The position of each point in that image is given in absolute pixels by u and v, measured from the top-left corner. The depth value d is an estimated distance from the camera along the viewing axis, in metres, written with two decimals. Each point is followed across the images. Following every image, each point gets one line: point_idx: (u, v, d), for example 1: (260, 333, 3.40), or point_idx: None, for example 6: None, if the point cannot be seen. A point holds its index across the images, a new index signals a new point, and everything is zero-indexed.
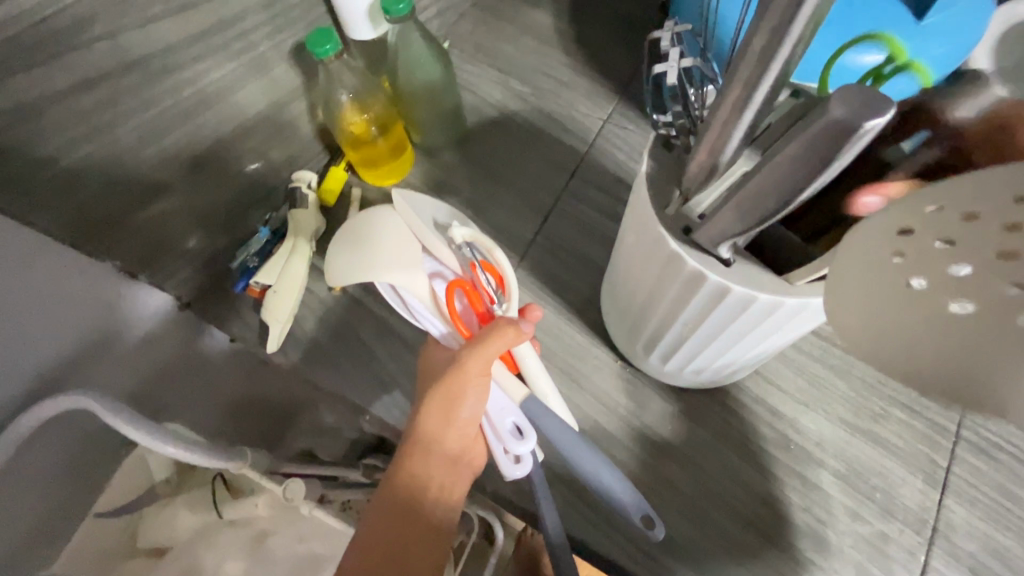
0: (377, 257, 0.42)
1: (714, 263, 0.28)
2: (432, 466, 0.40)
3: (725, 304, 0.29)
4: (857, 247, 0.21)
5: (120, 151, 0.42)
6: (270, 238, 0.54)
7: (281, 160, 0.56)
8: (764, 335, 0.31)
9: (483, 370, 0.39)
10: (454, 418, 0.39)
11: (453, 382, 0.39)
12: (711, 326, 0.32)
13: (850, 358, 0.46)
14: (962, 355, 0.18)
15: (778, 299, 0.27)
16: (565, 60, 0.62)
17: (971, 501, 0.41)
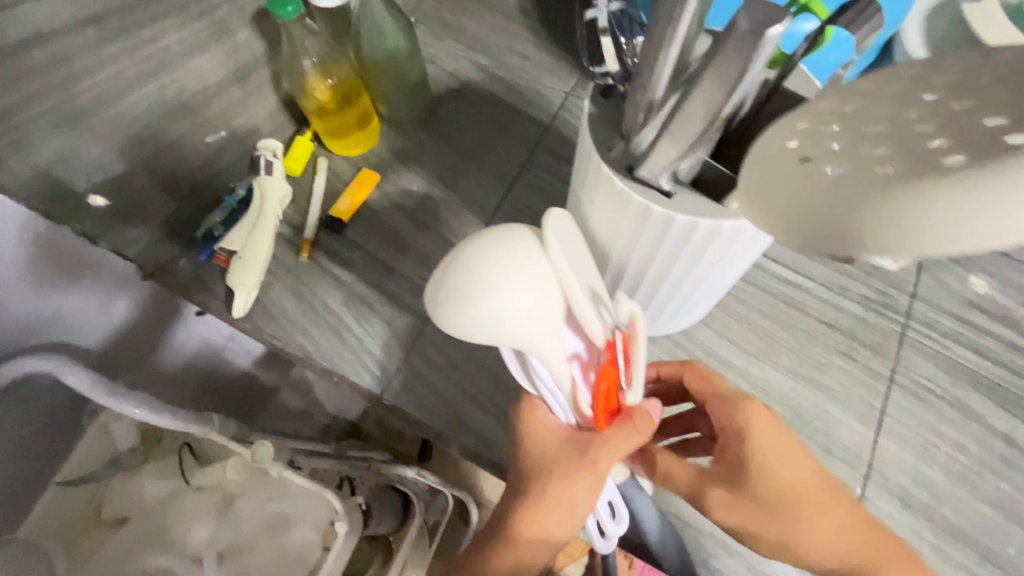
0: (496, 323, 0.31)
1: (656, 196, 0.29)
2: (533, 555, 0.38)
3: (670, 235, 0.30)
4: (761, 161, 0.23)
5: (77, 113, 0.43)
6: (236, 207, 0.53)
7: (245, 130, 0.55)
8: (713, 265, 0.33)
9: (603, 475, 0.36)
10: (573, 518, 0.37)
11: (569, 484, 0.36)
12: (662, 260, 0.33)
13: (794, 314, 0.49)
14: (838, 206, 0.21)
15: (717, 223, 0.28)
16: (529, 36, 0.63)
17: (901, 439, 0.44)
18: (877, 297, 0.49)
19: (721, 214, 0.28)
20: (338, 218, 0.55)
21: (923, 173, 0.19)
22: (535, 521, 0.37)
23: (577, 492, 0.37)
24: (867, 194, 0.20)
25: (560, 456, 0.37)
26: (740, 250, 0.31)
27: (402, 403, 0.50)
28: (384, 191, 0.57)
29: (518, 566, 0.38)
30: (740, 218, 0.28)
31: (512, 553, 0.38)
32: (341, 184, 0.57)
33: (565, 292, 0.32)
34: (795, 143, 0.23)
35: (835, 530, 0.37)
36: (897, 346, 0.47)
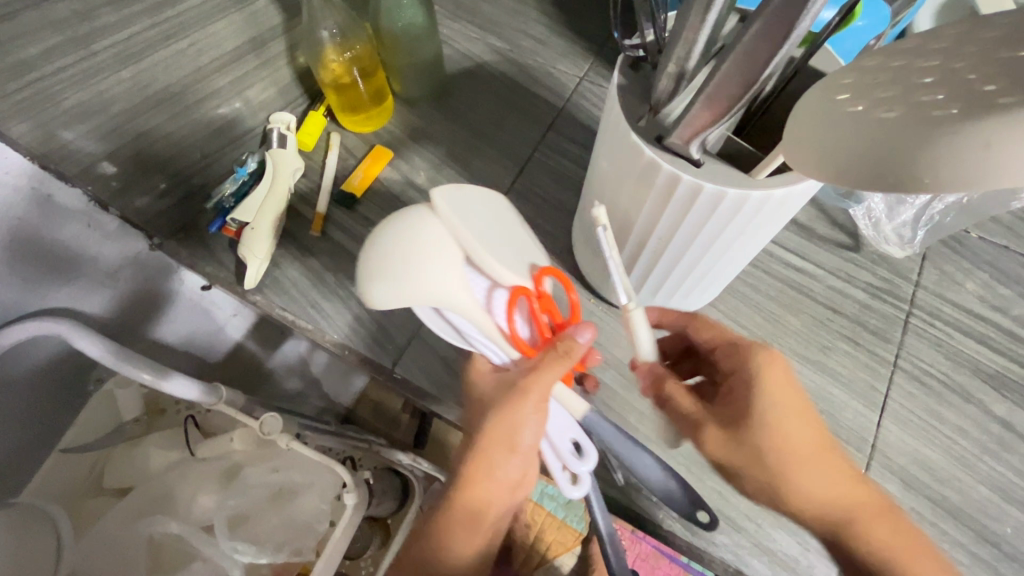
0: (408, 284, 0.37)
1: (685, 165, 0.30)
2: (490, 491, 0.39)
3: (695, 206, 0.31)
4: (809, 114, 0.24)
5: (94, 69, 0.41)
6: (248, 178, 0.54)
7: (259, 101, 0.55)
8: (733, 238, 0.34)
9: (540, 399, 0.36)
10: (517, 448, 0.37)
11: (507, 418, 0.36)
12: (682, 234, 0.34)
13: (802, 299, 0.49)
14: (890, 144, 0.21)
15: (744, 193, 0.29)
16: (543, 19, 0.63)
17: (903, 422, 0.45)
18: (882, 284, 0.50)
19: (749, 184, 0.29)
20: (352, 193, 0.55)
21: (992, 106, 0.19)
22: (480, 464, 0.38)
23: (521, 421, 0.37)
24: (925, 130, 0.20)
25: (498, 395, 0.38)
26: (761, 223, 0.32)
27: (411, 377, 0.50)
28: (396, 168, 0.57)
29: (475, 505, 0.39)
30: (767, 187, 0.29)
31: (465, 497, 0.39)
32: (353, 160, 0.57)
33: (459, 242, 0.38)
34: (845, 95, 0.23)
35: (837, 486, 0.35)
36: (901, 332, 0.48)
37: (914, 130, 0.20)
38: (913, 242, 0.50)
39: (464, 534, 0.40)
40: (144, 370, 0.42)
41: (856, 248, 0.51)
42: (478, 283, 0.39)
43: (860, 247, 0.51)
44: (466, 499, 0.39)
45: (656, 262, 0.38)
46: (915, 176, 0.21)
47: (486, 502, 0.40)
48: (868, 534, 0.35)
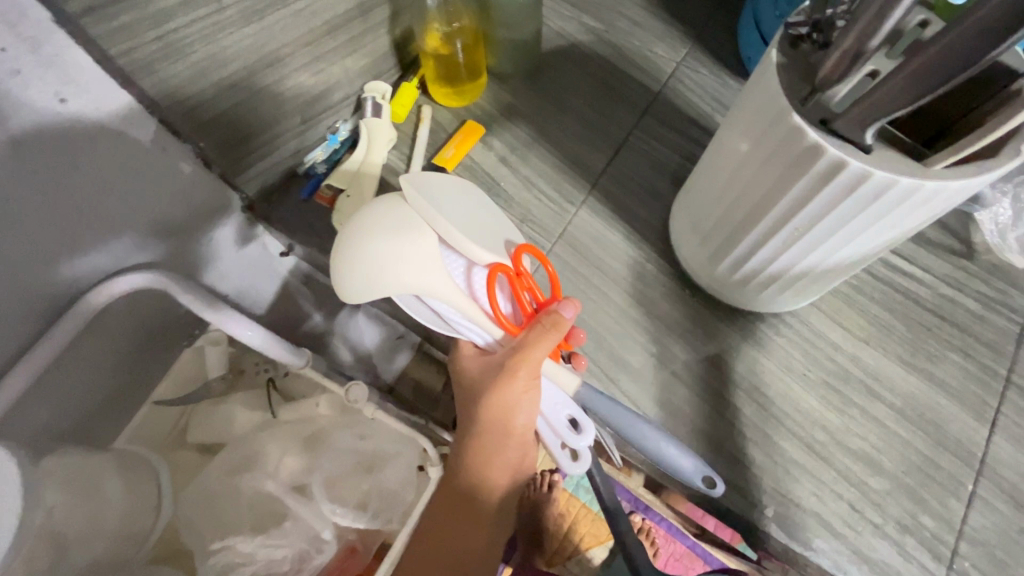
0: (384, 268, 0.36)
1: (853, 150, 0.28)
2: (489, 473, 0.41)
3: (855, 195, 0.29)
4: None
5: (222, 25, 0.41)
6: (339, 147, 0.55)
7: (357, 68, 0.54)
8: (880, 234, 0.32)
9: (528, 377, 0.37)
10: (512, 430, 0.39)
11: (501, 399, 0.38)
12: (825, 226, 0.32)
13: (909, 304, 0.47)
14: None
15: (918, 183, 0.27)
16: (641, 1, 0.61)
17: (1017, 439, 0.43)
18: (995, 295, 0.47)
19: (920, 171, 0.27)
20: (442, 166, 0.55)
21: None
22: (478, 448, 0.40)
23: (520, 401, 0.38)
24: None
25: (486, 377, 0.39)
26: (916, 218, 0.30)
27: None
28: (488, 145, 0.56)
29: (477, 487, 0.42)
30: (946, 179, 0.27)
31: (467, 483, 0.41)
32: (444, 134, 0.57)
33: (430, 221, 0.37)
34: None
35: None
36: (1014, 346, 0.46)
37: None
38: None
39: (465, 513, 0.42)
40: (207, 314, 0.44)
41: (969, 255, 0.48)
42: (455, 265, 0.39)
43: (974, 254, 0.48)
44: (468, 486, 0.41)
45: (782, 253, 0.36)
46: None
47: (487, 483, 0.41)
48: None
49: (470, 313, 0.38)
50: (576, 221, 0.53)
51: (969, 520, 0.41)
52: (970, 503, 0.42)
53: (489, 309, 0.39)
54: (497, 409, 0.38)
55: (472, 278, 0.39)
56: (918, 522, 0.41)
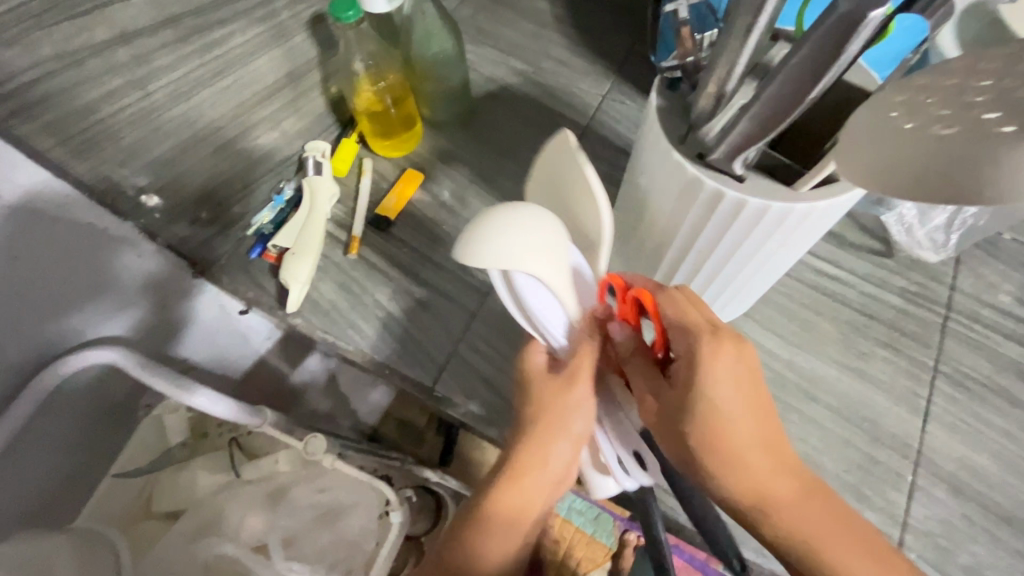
0: (516, 252, 0.33)
1: (729, 181, 0.31)
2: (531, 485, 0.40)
3: (741, 218, 0.32)
4: (857, 134, 0.27)
5: (149, 108, 0.44)
6: (285, 206, 0.56)
7: (295, 130, 0.57)
8: (774, 250, 0.35)
9: (589, 383, 0.39)
10: (571, 434, 0.39)
11: (564, 397, 0.39)
12: (726, 246, 0.35)
13: (835, 306, 0.50)
14: (943, 161, 0.24)
15: (788, 206, 0.30)
16: (564, 42, 0.65)
17: (950, 426, 0.45)
18: (917, 289, 0.50)
19: (787, 196, 0.31)
20: (385, 216, 0.56)
21: (1009, 134, 0.22)
22: (534, 450, 0.40)
23: (577, 400, 0.39)
24: (983, 144, 0.23)
25: (546, 383, 0.40)
26: (802, 234, 0.33)
27: (451, 396, 0.50)
28: (428, 190, 0.58)
29: (518, 497, 0.40)
30: (814, 200, 0.30)
31: (509, 485, 0.40)
32: (385, 184, 0.59)
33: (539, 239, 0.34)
34: (897, 112, 0.26)
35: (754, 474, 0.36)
36: (939, 336, 0.48)
37: (974, 145, 0.23)
38: (948, 246, 0.50)
39: (502, 532, 0.39)
40: (173, 388, 0.44)
41: (888, 254, 0.51)
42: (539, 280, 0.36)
43: (893, 253, 0.51)
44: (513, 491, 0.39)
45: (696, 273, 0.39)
46: (980, 188, 0.23)
47: (528, 498, 0.40)
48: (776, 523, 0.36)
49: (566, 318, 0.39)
50: None
51: (910, 512, 0.43)
52: (910, 494, 0.43)
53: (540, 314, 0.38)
54: (557, 408, 0.39)
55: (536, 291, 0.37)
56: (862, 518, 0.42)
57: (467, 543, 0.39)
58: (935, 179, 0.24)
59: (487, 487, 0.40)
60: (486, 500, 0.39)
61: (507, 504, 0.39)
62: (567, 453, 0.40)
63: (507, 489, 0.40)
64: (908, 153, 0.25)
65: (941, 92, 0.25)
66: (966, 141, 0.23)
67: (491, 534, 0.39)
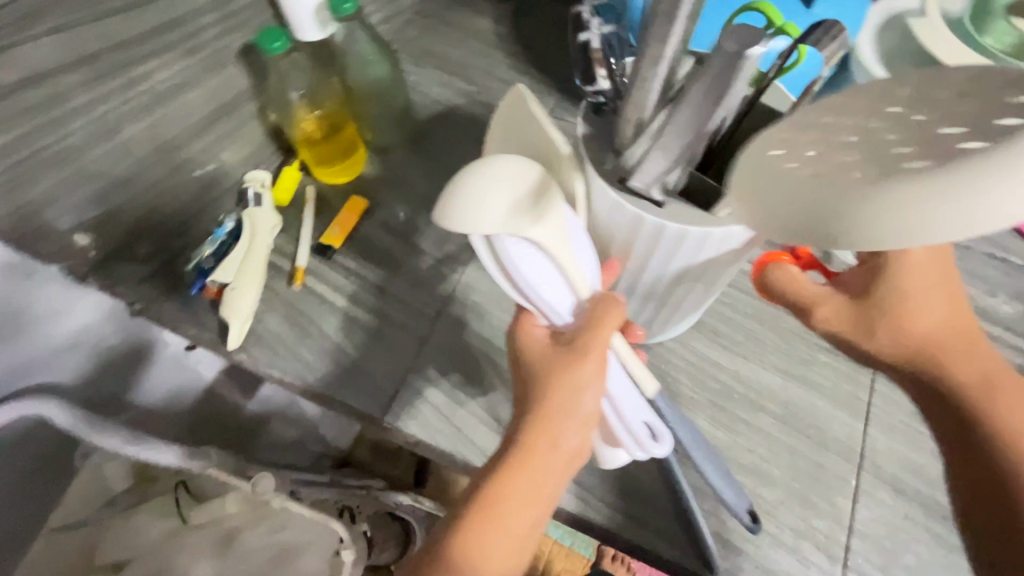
0: (493, 204, 0.30)
1: (649, 207, 0.32)
2: (547, 471, 0.34)
3: (673, 241, 0.33)
4: (751, 173, 0.28)
5: (70, 148, 0.43)
6: (226, 239, 0.53)
7: (233, 161, 0.55)
8: (705, 270, 0.36)
9: (601, 359, 0.34)
10: (580, 413, 0.34)
11: (572, 373, 0.34)
12: (658, 267, 0.36)
13: (778, 314, 0.51)
14: (807, 199, 0.25)
15: (705, 231, 0.31)
16: (507, 62, 0.65)
17: (890, 428, 0.46)
18: None
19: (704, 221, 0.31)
20: (330, 245, 0.55)
21: (860, 177, 0.24)
22: (541, 434, 0.34)
23: (586, 374, 0.34)
24: (842, 188, 0.24)
25: (551, 358, 0.35)
26: (729, 258, 0.34)
27: (402, 426, 0.49)
28: (374, 215, 0.58)
29: (532, 485, 0.33)
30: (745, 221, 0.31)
31: (516, 478, 0.33)
32: (330, 211, 0.58)
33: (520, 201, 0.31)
34: (782, 153, 0.28)
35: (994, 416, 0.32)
36: None
37: (833, 190, 0.24)
38: None
39: (514, 528, 0.33)
40: (115, 441, 0.43)
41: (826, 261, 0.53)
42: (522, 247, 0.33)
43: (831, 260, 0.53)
44: (525, 478, 0.33)
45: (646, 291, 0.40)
46: (838, 231, 0.24)
47: (545, 488, 0.34)
48: None
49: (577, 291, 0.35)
50: (467, 279, 0.55)
51: (855, 515, 0.43)
52: (855, 497, 0.44)
53: (534, 294, 0.34)
54: (565, 383, 0.34)
55: (527, 262, 0.33)
56: (810, 525, 0.43)
57: (478, 542, 0.32)
58: (803, 220, 0.25)
59: (490, 473, 0.34)
60: (490, 494, 0.33)
61: (519, 496, 0.33)
62: (581, 434, 0.34)
63: (512, 482, 0.33)
64: (783, 193, 0.26)
65: (824, 146, 0.27)
66: (829, 186, 0.24)
67: (502, 530, 0.33)
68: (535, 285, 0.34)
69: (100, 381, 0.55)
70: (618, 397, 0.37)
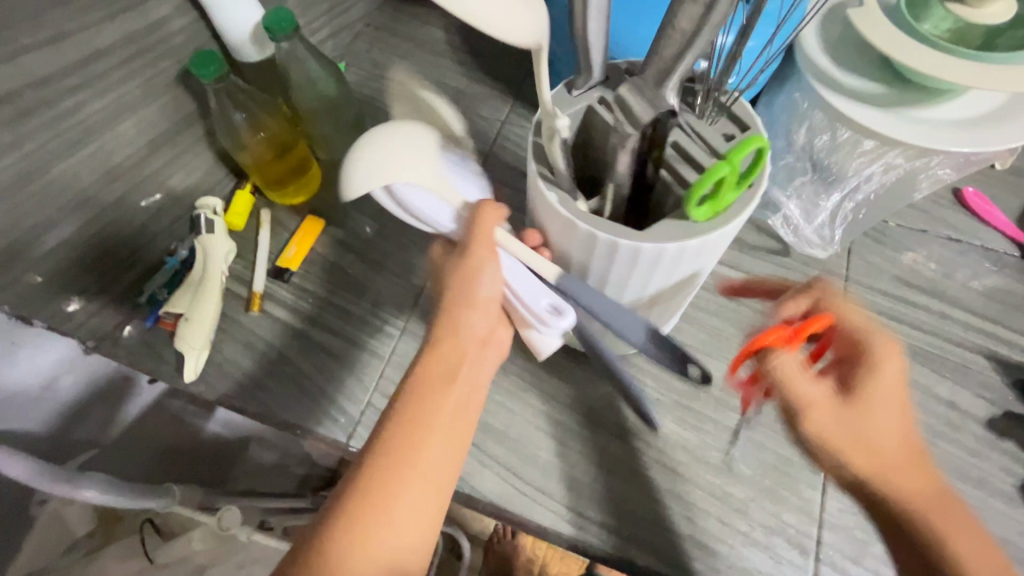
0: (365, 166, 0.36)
1: (619, 230, 0.33)
2: (457, 357, 0.37)
3: (615, 257, 0.34)
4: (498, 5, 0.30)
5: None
6: (178, 268, 0.53)
7: (181, 188, 0.54)
8: (671, 279, 0.37)
9: (493, 250, 0.37)
10: (475, 301, 0.37)
11: (464, 268, 0.37)
12: (626, 285, 0.37)
13: (740, 308, 0.51)
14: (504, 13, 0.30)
15: (657, 245, 0.32)
16: (459, 70, 0.65)
17: None
18: None
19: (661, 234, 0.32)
20: (286, 267, 0.54)
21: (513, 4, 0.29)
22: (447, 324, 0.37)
23: (479, 271, 0.37)
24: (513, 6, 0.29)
25: (447, 265, 0.38)
26: (689, 265, 0.35)
27: None
28: (331, 234, 0.57)
29: (443, 366, 0.36)
30: (678, 241, 0.32)
31: (430, 366, 0.36)
32: (287, 233, 0.57)
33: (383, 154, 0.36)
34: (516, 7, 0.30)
35: (931, 508, 0.37)
36: None
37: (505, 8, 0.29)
38: (834, 241, 0.53)
39: (436, 409, 0.35)
40: (69, 489, 0.40)
41: (785, 252, 0.53)
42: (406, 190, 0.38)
43: (789, 251, 0.53)
44: (436, 362, 0.36)
45: None
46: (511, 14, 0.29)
47: (458, 369, 0.37)
48: (955, 543, 0.37)
49: (450, 199, 0.38)
50: (427, 294, 0.54)
51: (825, 506, 0.43)
52: (824, 489, 0.44)
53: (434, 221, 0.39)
54: (459, 282, 0.37)
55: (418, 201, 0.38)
56: (781, 520, 0.43)
57: (407, 435, 0.33)
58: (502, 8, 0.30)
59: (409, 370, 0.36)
60: (415, 379, 0.36)
61: (439, 384, 0.36)
62: (484, 320, 0.38)
63: (429, 366, 0.36)
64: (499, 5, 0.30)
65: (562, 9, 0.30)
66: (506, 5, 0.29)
67: (426, 408, 0.35)
68: (434, 212, 0.39)
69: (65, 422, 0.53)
70: (516, 283, 0.38)
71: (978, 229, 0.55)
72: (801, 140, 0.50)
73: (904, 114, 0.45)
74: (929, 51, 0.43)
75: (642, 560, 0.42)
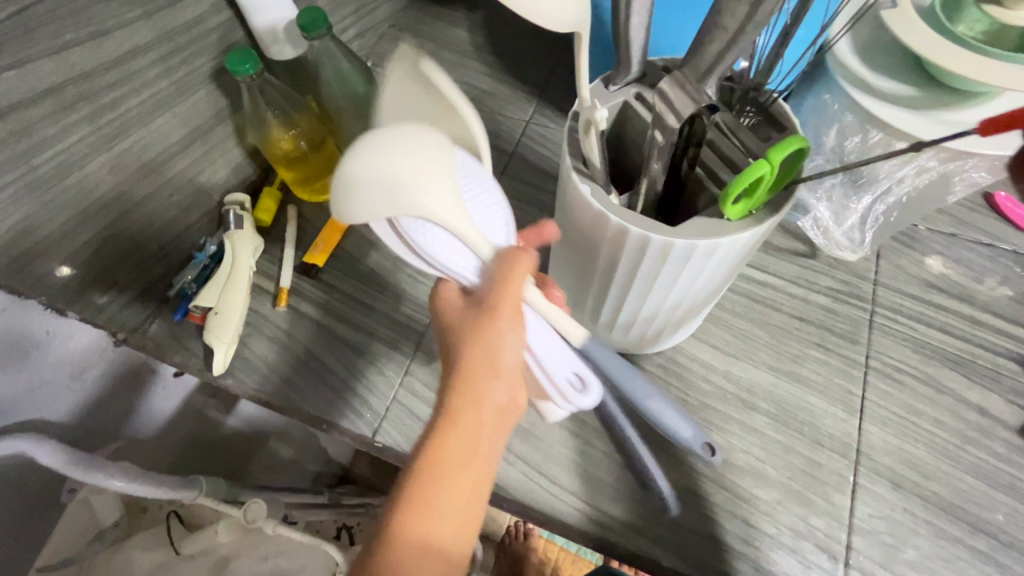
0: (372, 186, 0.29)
1: (652, 225, 0.32)
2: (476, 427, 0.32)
3: (648, 253, 0.34)
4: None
5: (38, 183, 0.42)
6: (208, 263, 0.54)
7: (210, 184, 0.55)
8: (698, 278, 0.36)
9: (517, 309, 0.33)
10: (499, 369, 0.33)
11: (486, 332, 0.33)
12: (655, 282, 0.37)
13: (766, 310, 0.51)
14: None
15: (690, 243, 0.32)
16: (483, 70, 0.65)
17: (884, 422, 0.46)
18: (841, 286, 0.52)
19: (694, 233, 0.32)
20: (312, 264, 0.55)
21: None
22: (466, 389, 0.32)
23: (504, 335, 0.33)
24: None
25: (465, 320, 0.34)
26: (717, 264, 0.35)
27: (394, 445, 0.48)
28: (356, 231, 0.57)
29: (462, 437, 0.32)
30: (713, 237, 0.32)
31: (443, 435, 0.32)
32: (312, 229, 0.57)
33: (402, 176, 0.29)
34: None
35: None
36: (866, 332, 0.50)
37: None
38: (864, 244, 0.53)
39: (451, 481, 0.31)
40: (100, 477, 0.41)
41: (811, 255, 0.53)
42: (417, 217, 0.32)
43: (816, 254, 0.53)
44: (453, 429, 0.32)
45: (638, 303, 0.40)
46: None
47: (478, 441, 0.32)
48: None
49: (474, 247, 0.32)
50: None
51: (854, 511, 0.43)
52: (853, 494, 0.43)
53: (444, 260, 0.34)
54: (479, 345, 0.33)
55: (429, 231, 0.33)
56: (809, 525, 0.43)
57: (416, 507, 0.30)
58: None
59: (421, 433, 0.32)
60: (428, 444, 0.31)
61: (458, 451, 0.31)
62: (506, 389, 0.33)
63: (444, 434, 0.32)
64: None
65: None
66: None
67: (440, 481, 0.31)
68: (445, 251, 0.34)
69: (93, 413, 0.54)
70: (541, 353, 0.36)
71: (1009, 234, 0.54)
72: (831, 143, 0.50)
73: (940, 116, 0.44)
74: (964, 53, 0.42)
75: (668, 561, 0.42)
